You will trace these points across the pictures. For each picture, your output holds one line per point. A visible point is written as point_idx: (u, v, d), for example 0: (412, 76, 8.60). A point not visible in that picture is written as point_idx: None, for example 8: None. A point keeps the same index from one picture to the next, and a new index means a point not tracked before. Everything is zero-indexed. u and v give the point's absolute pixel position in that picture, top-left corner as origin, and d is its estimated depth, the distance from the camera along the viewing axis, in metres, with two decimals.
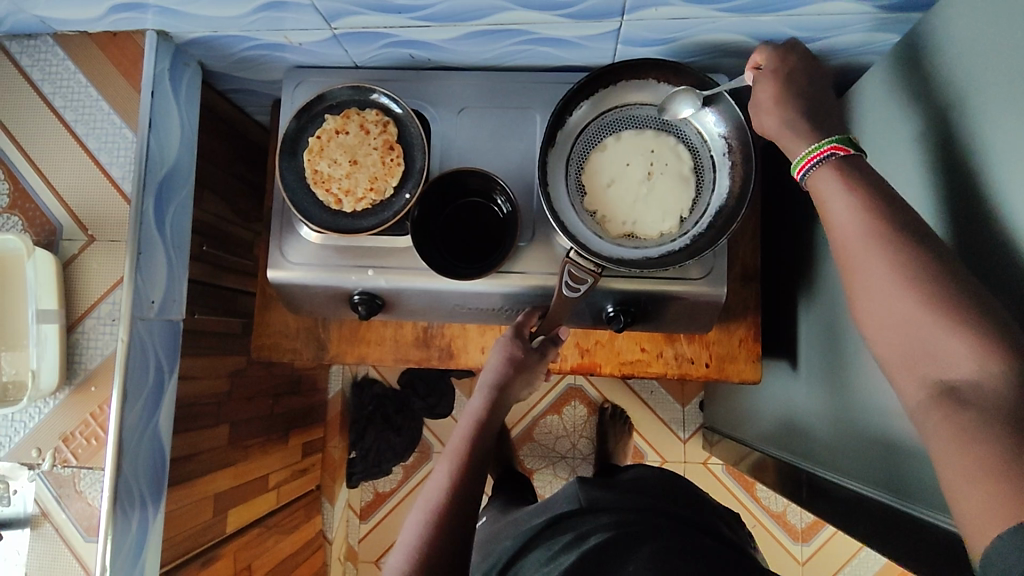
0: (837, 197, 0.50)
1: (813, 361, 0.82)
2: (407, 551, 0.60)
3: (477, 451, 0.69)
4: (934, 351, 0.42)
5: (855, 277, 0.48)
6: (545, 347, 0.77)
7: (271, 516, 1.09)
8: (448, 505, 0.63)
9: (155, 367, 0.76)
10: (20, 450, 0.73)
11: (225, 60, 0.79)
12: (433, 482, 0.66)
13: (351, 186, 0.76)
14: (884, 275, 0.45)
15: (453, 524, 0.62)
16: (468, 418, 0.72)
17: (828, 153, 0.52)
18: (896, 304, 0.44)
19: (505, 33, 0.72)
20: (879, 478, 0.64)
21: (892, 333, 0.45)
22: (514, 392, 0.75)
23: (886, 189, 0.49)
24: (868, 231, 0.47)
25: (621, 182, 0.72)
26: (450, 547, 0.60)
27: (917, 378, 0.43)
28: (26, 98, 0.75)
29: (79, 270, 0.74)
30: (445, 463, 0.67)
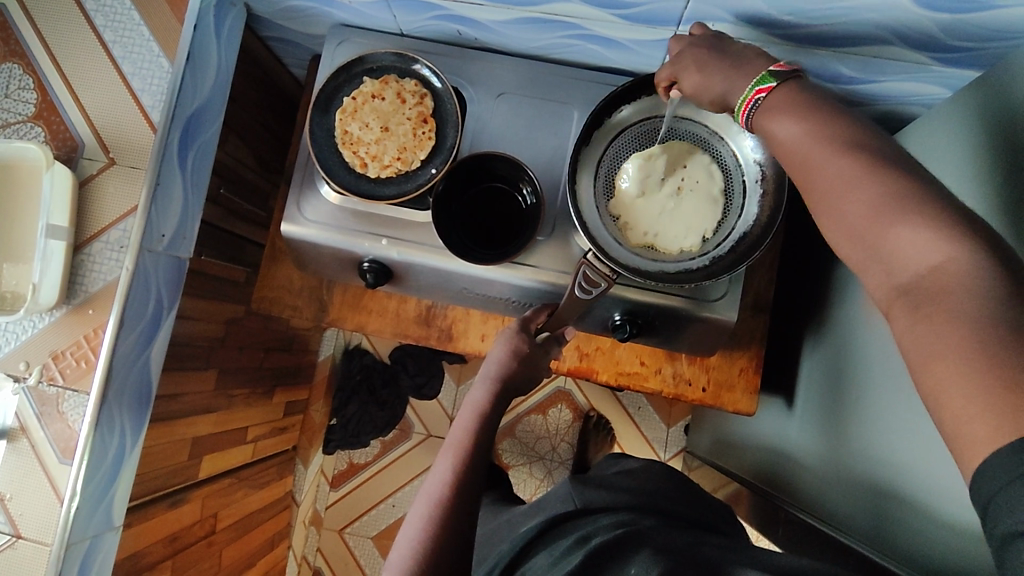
0: (785, 116, 0.47)
1: (810, 402, 0.82)
2: (412, 547, 0.57)
3: (481, 443, 0.65)
4: (899, 247, 0.39)
5: (808, 192, 0.45)
6: (546, 346, 0.74)
7: (244, 468, 1.08)
8: (452, 503, 0.59)
9: (155, 300, 0.75)
10: (9, 361, 0.72)
11: (272, 7, 0.78)
12: (434, 478, 0.62)
13: (379, 152, 0.75)
14: (838, 181, 0.43)
15: (460, 528, 0.58)
16: (470, 409, 0.68)
17: (754, 101, 0.49)
18: (852, 208, 0.42)
19: (557, 24, 0.71)
20: (858, 529, 0.65)
21: (852, 239, 0.42)
22: (518, 385, 0.72)
23: (831, 105, 0.47)
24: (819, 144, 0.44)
25: (649, 194, 0.71)
26: (455, 550, 0.57)
27: (885, 283, 0.40)
28: (66, 9, 0.74)
29: (95, 192, 0.73)
30: (447, 457, 0.63)
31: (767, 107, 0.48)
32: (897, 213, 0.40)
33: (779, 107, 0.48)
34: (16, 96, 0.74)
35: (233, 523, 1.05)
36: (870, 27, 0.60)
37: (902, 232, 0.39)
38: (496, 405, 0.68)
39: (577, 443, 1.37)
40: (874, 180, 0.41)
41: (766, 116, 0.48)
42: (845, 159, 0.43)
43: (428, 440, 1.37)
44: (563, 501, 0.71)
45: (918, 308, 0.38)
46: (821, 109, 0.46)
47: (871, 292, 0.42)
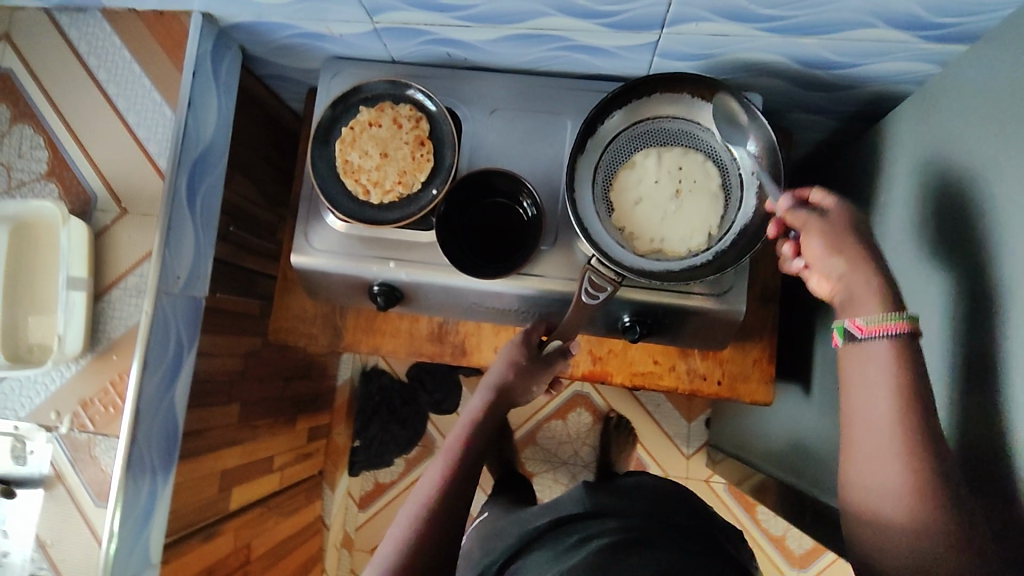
0: (867, 358, 0.53)
1: (826, 388, 0.82)
2: (398, 536, 0.58)
3: (473, 448, 0.68)
4: (909, 497, 0.49)
5: (857, 403, 0.53)
6: (551, 359, 0.76)
7: (273, 497, 1.10)
8: (436, 500, 0.61)
9: (175, 341, 0.77)
10: (40, 412, 0.74)
11: (266, 45, 0.81)
12: (425, 479, 0.65)
13: (380, 178, 0.77)
14: (889, 434, 0.50)
15: (448, 521, 0.60)
16: (466, 417, 0.72)
17: (884, 330, 0.52)
18: (887, 460, 0.50)
19: (543, 38, 0.73)
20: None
21: (872, 459, 0.51)
22: (518, 397, 0.75)
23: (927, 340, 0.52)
24: (885, 393, 0.51)
25: (649, 199, 0.73)
26: (436, 544, 0.58)
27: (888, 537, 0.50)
28: (71, 68, 0.77)
29: (110, 240, 0.75)
30: (439, 460, 0.66)
31: (867, 346, 0.53)
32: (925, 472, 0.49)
33: (874, 351, 0.53)
34: (29, 155, 0.77)
35: (266, 552, 1.06)
36: (851, 12, 0.61)
37: (901, 477, 0.49)
38: (490, 415, 0.72)
39: (599, 445, 1.37)
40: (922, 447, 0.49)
41: (864, 311, 0.54)
42: (909, 422, 0.50)
43: None
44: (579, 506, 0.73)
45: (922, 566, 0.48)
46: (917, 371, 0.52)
47: (853, 493, 0.53)
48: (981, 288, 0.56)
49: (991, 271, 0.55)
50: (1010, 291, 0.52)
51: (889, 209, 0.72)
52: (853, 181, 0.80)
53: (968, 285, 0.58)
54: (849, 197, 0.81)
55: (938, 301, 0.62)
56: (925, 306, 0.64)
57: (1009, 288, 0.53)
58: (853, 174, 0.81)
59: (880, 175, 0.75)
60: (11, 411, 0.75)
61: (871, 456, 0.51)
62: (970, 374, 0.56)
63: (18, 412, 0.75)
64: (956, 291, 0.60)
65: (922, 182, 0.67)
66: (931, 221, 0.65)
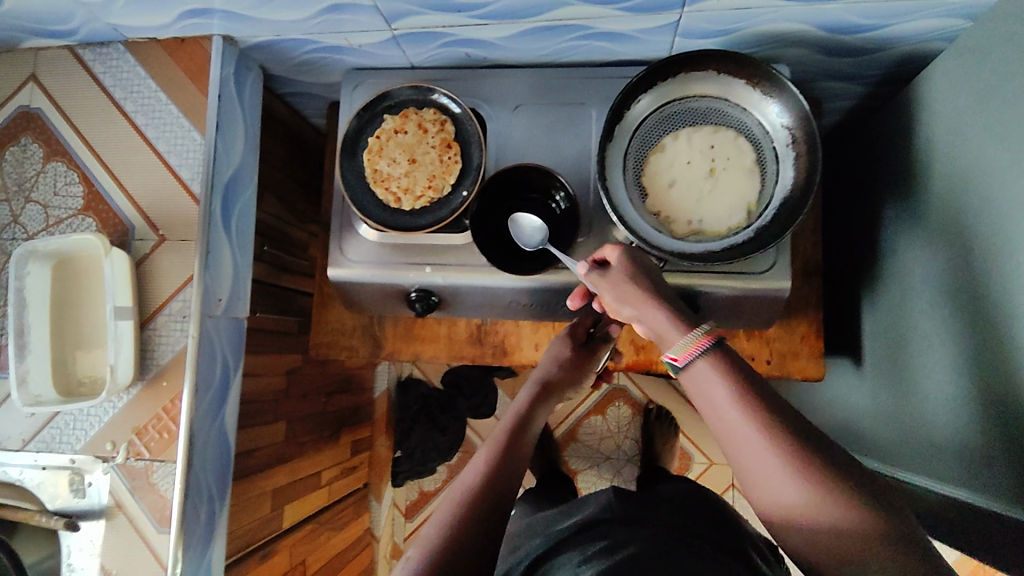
0: (704, 383, 0.51)
1: (880, 359, 0.81)
2: (440, 525, 0.54)
3: (520, 442, 0.64)
4: (834, 545, 0.45)
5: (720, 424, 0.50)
6: (591, 346, 0.77)
7: (323, 512, 1.10)
8: (483, 486, 0.58)
9: (222, 364, 0.77)
10: (95, 443, 0.75)
11: (285, 63, 0.83)
12: (466, 470, 0.60)
13: (409, 184, 0.77)
14: (786, 483, 0.46)
15: (491, 516, 0.56)
16: (511, 411, 0.69)
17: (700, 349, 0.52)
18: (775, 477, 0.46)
19: (563, 28, 0.72)
20: (949, 475, 0.65)
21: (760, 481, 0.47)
22: (564, 388, 0.73)
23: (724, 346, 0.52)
24: (763, 444, 0.47)
25: (683, 180, 0.72)
26: (483, 532, 0.54)
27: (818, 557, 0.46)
28: (99, 103, 0.79)
29: (151, 269, 0.76)
30: (482, 453, 0.62)
31: (695, 367, 0.52)
32: (842, 507, 0.44)
33: (702, 373, 0.51)
34: (64, 191, 0.78)
35: (320, 567, 1.07)
36: None
37: (796, 491, 0.45)
38: (536, 404, 0.70)
39: (641, 437, 1.36)
40: (820, 478, 0.45)
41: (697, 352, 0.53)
42: (808, 478, 0.45)
43: None
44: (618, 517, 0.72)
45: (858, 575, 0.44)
46: (739, 382, 0.49)
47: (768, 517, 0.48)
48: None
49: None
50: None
51: (927, 169, 0.71)
52: (890, 145, 0.79)
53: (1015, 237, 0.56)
54: (887, 160, 0.79)
55: (986, 257, 0.60)
56: (972, 264, 0.62)
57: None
58: (888, 137, 0.79)
59: (915, 136, 0.73)
60: (67, 444, 0.75)
61: (758, 478, 0.47)
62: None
63: (74, 445, 0.75)
64: (1004, 246, 0.58)
65: (960, 138, 0.65)
66: (972, 178, 0.63)
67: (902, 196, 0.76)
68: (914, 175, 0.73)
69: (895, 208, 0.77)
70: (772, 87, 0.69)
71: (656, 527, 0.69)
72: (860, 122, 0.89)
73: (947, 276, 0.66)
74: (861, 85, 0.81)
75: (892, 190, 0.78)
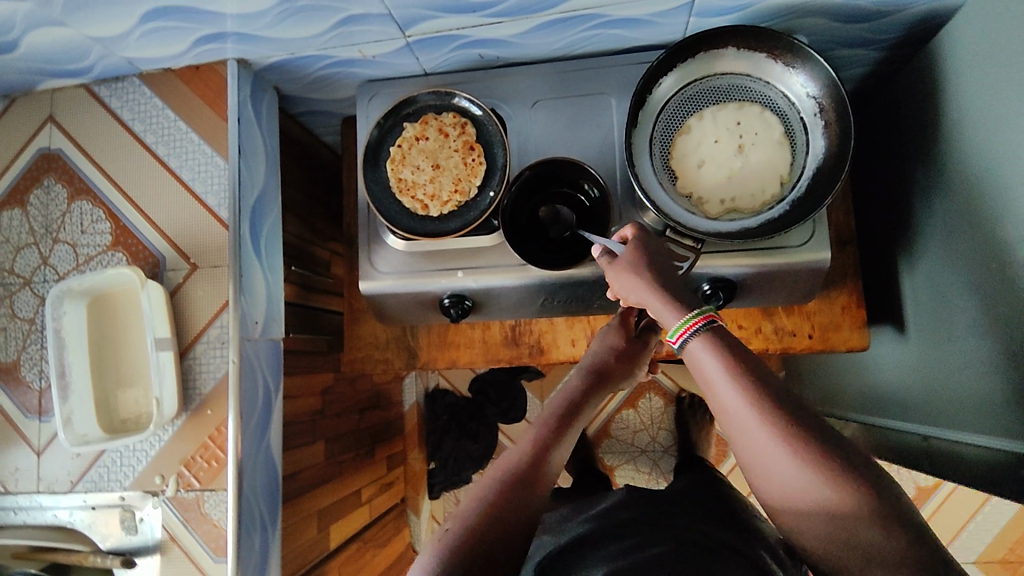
0: (698, 358, 0.54)
1: (923, 323, 0.80)
2: (482, 497, 0.55)
3: (567, 427, 0.64)
4: (813, 511, 0.46)
5: (722, 411, 0.52)
6: (645, 337, 0.74)
7: (367, 529, 1.09)
8: (528, 466, 0.58)
9: (264, 387, 0.77)
10: (144, 478, 0.74)
11: (300, 82, 0.83)
12: (513, 448, 0.60)
13: (436, 190, 0.77)
14: (769, 451, 0.48)
15: (533, 494, 0.56)
16: (562, 395, 0.68)
17: (694, 328, 0.54)
18: (778, 466, 0.47)
19: (577, 19, 0.72)
20: (1006, 430, 0.64)
21: (765, 469, 0.48)
22: (616, 378, 0.72)
23: (726, 336, 0.54)
24: (761, 429, 0.48)
25: (712, 159, 0.71)
26: (523, 508, 0.54)
27: (821, 541, 0.47)
28: (119, 138, 0.79)
29: (185, 298, 0.75)
30: (530, 432, 0.62)
31: (693, 342, 0.54)
32: (818, 473, 0.45)
33: (698, 348, 0.54)
34: (91, 228, 0.78)
35: None
36: None
37: (798, 478, 0.46)
38: (588, 392, 0.68)
39: (676, 427, 1.35)
40: (800, 445, 0.46)
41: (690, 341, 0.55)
42: (808, 465, 0.46)
43: None
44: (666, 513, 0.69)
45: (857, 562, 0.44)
46: (730, 355, 0.51)
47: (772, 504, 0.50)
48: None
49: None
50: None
51: (956, 126, 0.70)
52: (914, 105, 0.78)
53: None
54: (912, 122, 0.78)
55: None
56: (1014, 216, 0.61)
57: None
58: (912, 99, 0.79)
59: (939, 94, 0.73)
60: (116, 482, 0.75)
61: (761, 465, 0.49)
62: None
63: (122, 482, 0.75)
64: None
65: (984, 92, 0.64)
66: (1001, 129, 0.62)
67: (931, 155, 0.75)
68: (942, 134, 0.72)
69: (925, 168, 0.76)
70: (795, 57, 0.69)
71: (693, 520, 0.69)
72: (877, 88, 0.88)
73: (990, 230, 0.65)
74: (879, 50, 0.80)
75: (919, 152, 0.77)
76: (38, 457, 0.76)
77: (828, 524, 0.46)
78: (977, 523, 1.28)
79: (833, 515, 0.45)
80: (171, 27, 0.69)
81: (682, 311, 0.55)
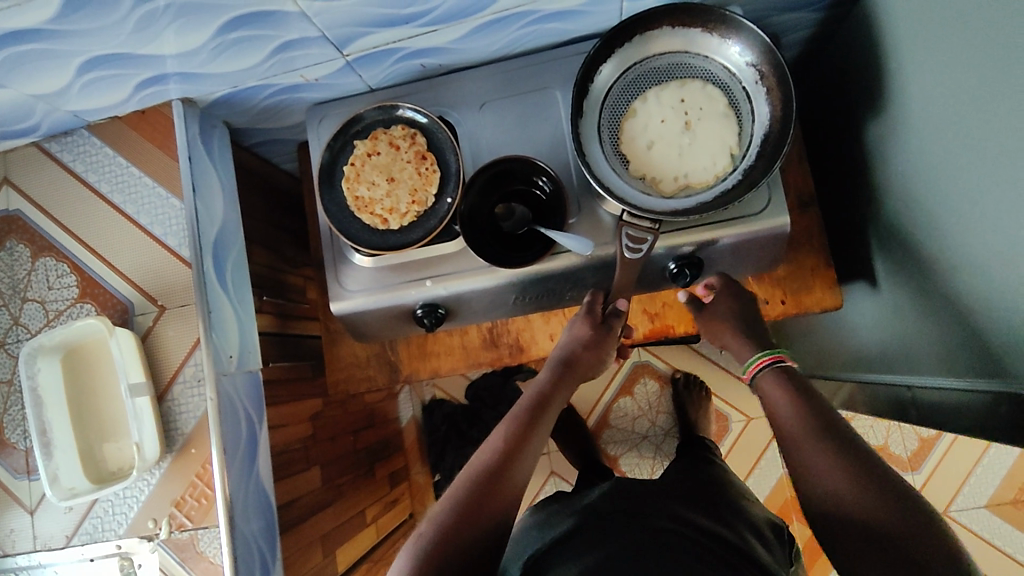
0: (774, 394, 0.68)
1: (892, 275, 0.80)
2: (454, 492, 0.61)
3: (536, 418, 0.69)
4: (854, 512, 0.56)
5: (787, 433, 0.64)
6: (609, 323, 0.77)
7: (376, 549, 1.10)
8: (497, 459, 0.63)
9: (245, 420, 0.77)
10: (138, 524, 0.74)
11: (247, 113, 0.83)
12: (485, 443, 0.66)
13: (393, 203, 0.77)
14: (828, 460, 0.59)
15: (501, 485, 0.61)
16: (533, 390, 0.73)
17: (761, 364, 0.72)
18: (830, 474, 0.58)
19: (511, 18, 0.72)
20: (980, 372, 0.64)
21: (821, 477, 0.59)
22: (586, 367, 0.77)
23: (810, 385, 0.68)
24: (820, 444, 0.61)
25: (660, 139, 0.71)
26: (490, 499, 0.60)
27: (856, 538, 0.55)
28: (74, 191, 0.80)
29: (157, 340, 0.76)
30: (502, 426, 0.67)
31: (761, 375, 0.71)
32: (870, 485, 0.56)
33: (768, 379, 0.70)
34: (58, 284, 0.79)
35: None
36: None
37: (853, 484, 0.57)
38: (557, 384, 0.73)
39: (674, 408, 1.35)
40: (859, 464, 0.58)
41: (765, 382, 0.70)
42: (861, 477, 0.57)
43: None
44: (651, 498, 0.71)
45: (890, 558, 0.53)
46: (807, 396, 0.66)
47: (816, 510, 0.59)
48: (1012, 119, 0.54)
49: (1015, 97, 0.53)
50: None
51: (897, 76, 0.70)
52: (857, 62, 0.78)
53: (997, 120, 0.56)
54: (856, 78, 0.79)
55: (974, 149, 0.60)
56: (961, 159, 0.62)
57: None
58: (853, 55, 0.79)
59: (878, 47, 0.73)
60: (111, 531, 0.75)
61: (818, 472, 0.59)
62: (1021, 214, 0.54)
63: (117, 530, 0.75)
64: (986, 136, 0.58)
65: (920, 38, 0.65)
66: (939, 74, 0.62)
67: (880, 109, 0.75)
68: (885, 86, 0.73)
69: (875, 123, 0.77)
70: (729, 26, 0.69)
71: (681, 505, 0.71)
72: (820, 50, 0.88)
73: (942, 176, 0.65)
74: (818, 12, 0.80)
75: (867, 106, 0.78)
76: (32, 516, 0.76)
77: (859, 524, 0.55)
78: (985, 467, 1.28)
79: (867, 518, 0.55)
80: (110, 75, 0.69)
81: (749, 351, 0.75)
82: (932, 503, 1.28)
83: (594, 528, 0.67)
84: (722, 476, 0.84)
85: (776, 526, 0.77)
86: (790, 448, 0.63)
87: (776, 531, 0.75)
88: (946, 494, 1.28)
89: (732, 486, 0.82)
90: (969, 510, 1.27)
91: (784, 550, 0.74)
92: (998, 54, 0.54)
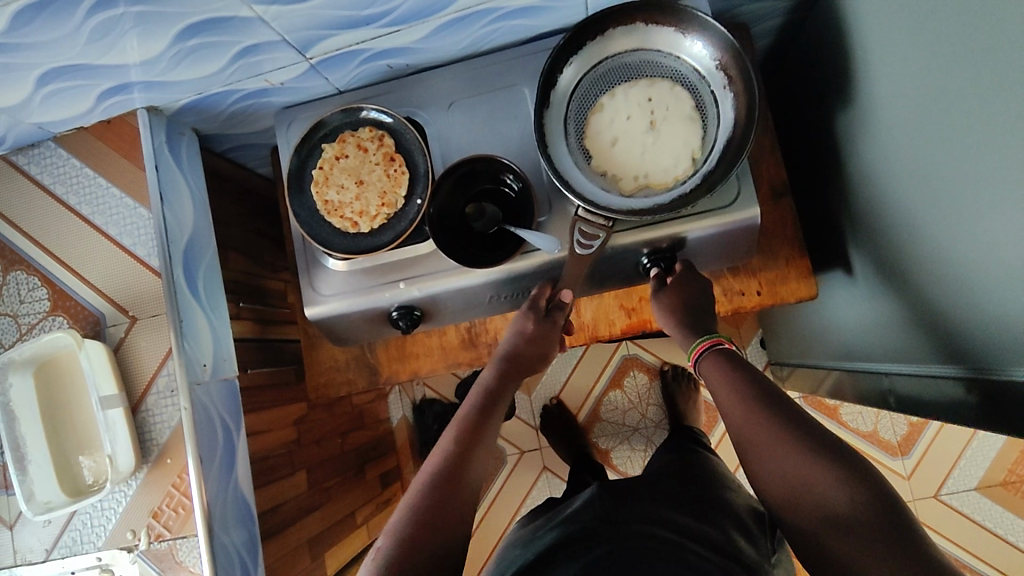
0: (714, 374, 0.69)
1: (866, 262, 0.80)
2: (410, 499, 0.63)
3: (481, 417, 0.72)
4: (799, 486, 0.57)
5: (729, 414, 0.65)
6: (553, 317, 0.77)
7: (367, 550, 1.10)
8: (448, 464, 0.66)
9: (222, 428, 0.77)
10: (117, 535, 0.75)
11: (215, 120, 0.82)
12: (438, 448, 0.69)
13: (363, 207, 0.77)
14: (767, 435, 0.60)
15: (453, 489, 0.64)
16: (477, 389, 0.76)
17: (705, 347, 0.72)
18: (775, 447, 0.59)
19: (474, 16, 0.71)
20: (952, 360, 0.64)
21: (767, 453, 0.60)
22: (529, 362, 0.79)
23: (744, 361, 0.69)
24: (759, 419, 0.62)
25: (625, 136, 0.71)
26: (445, 504, 0.63)
27: (807, 511, 0.56)
28: (42, 203, 0.79)
29: (129, 352, 0.76)
30: (451, 431, 0.71)
31: (704, 362, 0.71)
32: (810, 456, 0.57)
33: (708, 367, 0.70)
34: (30, 298, 0.78)
35: None
36: None
37: (795, 456, 0.58)
38: (502, 383, 0.77)
39: (663, 400, 1.35)
40: (796, 436, 0.59)
41: (706, 364, 0.71)
42: (801, 449, 0.58)
43: (524, 457, 1.40)
44: (633, 503, 0.71)
45: (840, 529, 0.54)
46: (740, 372, 0.67)
47: (767, 486, 0.60)
48: (977, 105, 0.53)
49: (982, 82, 0.52)
50: (1005, 96, 0.49)
51: (865, 63, 0.69)
52: (826, 50, 0.77)
53: (962, 107, 0.55)
54: (826, 66, 0.78)
55: (940, 136, 0.59)
56: (928, 147, 0.61)
57: (1004, 94, 0.49)
58: (822, 43, 0.78)
59: (846, 34, 0.72)
60: (90, 543, 0.75)
61: (763, 449, 0.60)
62: (989, 201, 0.54)
63: (97, 542, 0.75)
64: (953, 124, 0.57)
65: (885, 25, 0.64)
66: (906, 61, 0.62)
67: (850, 96, 0.74)
68: (854, 73, 0.72)
69: (846, 111, 0.76)
70: (692, 23, 0.68)
71: (663, 504, 0.71)
72: (793, 38, 0.88)
73: (909, 164, 0.65)
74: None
75: (837, 93, 0.77)
76: (12, 531, 0.76)
77: (819, 507, 0.55)
78: (975, 450, 1.28)
79: (824, 499, 0.55)
80: (71, 86, 0.69)
81: (694, 336, 0.74)
82: (923, 488, 1.28)
83: (574, 538, 0.68)
84: (710, 466, 0.84)
85: (758, 513, 0.76)
86: (734, 428, 0.64)
87: (759, 520, 0.75)
88: (937, 478, 1.28)
89: (716, 475, 0.81)
90: (961, 493, 1.27)
91: (768, 540, 0.73)
92: (964, 40, 0.53)
